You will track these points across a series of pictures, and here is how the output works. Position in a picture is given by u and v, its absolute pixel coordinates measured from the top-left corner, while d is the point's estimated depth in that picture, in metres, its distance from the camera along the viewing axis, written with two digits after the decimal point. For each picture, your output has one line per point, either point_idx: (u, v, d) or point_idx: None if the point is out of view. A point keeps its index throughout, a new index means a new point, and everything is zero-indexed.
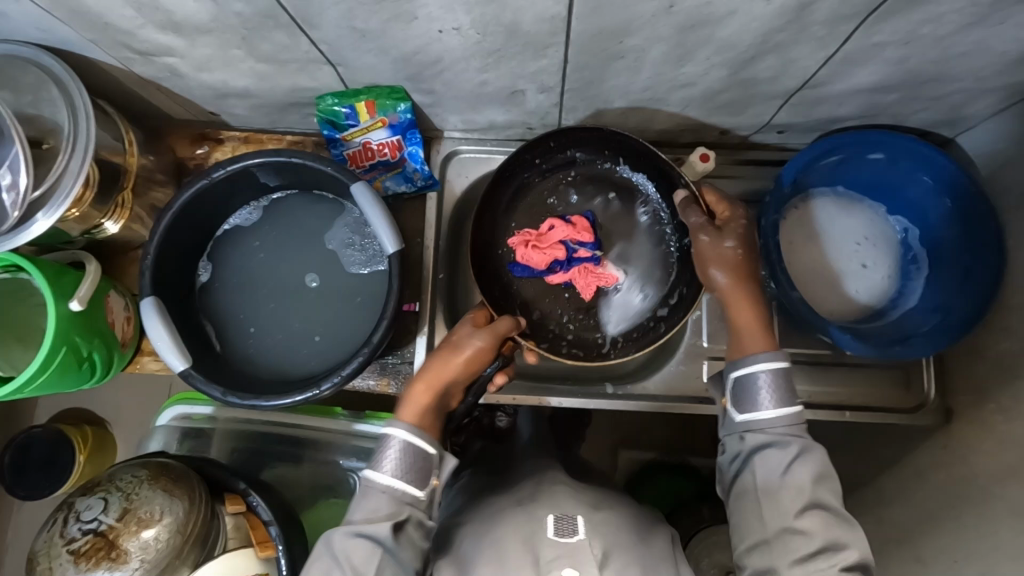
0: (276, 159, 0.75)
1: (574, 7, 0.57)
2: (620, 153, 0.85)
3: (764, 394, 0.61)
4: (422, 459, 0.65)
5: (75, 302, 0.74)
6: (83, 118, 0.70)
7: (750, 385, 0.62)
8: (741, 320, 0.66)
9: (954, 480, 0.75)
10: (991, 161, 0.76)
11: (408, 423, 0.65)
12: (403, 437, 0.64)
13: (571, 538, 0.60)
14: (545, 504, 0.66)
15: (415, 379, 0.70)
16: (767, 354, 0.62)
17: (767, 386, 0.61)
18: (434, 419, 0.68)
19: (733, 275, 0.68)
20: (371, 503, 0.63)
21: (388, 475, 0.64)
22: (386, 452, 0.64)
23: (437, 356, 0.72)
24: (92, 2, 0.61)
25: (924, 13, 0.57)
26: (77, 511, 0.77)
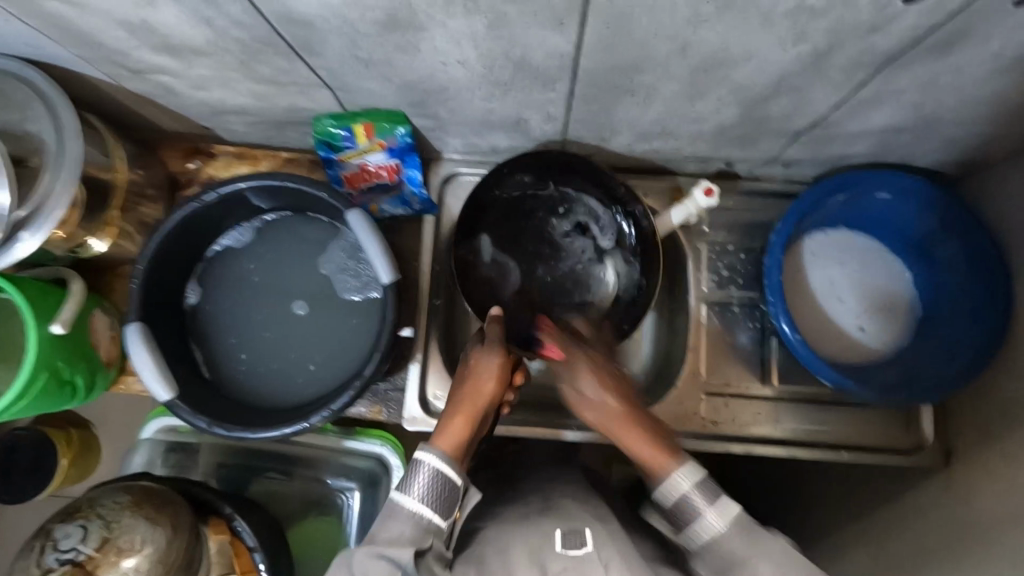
0: (270, 182, 0.73)
1: (586, 46, 0.55)
2: (552, 176, 0.85)
3: (699, 502, 0.56)
4: (446, 485, 0.62)
5: (57, 325, 0.71)
6: (70, 138, 0.68)
7: (682, 504, 0.57)
8: (636, 443, 0.62)
9: (956, 524, 0.73)
10: (998, 205, 0.75)
11: (440, 450, 0.64)
12: (434, 466, 0.63)
13: (578, 551, 0.59)
14: (557, 517, 0.65)
15: (448, 411, 0.70)
16: (680, 468, 0.59)
17: (696, 497, 0.57)
18: (468, 446, 0.68)
19: (613, 393, 0.67)
20: (393, 527, 0.60)
21: (415, 500, 0.61)
22: (415, 476, 0.62)
23: (462, 385, 0.73)
24: (84, 23, 0.58)
25: (944, 64, 0.56)
26: (54, 540, 0.73)
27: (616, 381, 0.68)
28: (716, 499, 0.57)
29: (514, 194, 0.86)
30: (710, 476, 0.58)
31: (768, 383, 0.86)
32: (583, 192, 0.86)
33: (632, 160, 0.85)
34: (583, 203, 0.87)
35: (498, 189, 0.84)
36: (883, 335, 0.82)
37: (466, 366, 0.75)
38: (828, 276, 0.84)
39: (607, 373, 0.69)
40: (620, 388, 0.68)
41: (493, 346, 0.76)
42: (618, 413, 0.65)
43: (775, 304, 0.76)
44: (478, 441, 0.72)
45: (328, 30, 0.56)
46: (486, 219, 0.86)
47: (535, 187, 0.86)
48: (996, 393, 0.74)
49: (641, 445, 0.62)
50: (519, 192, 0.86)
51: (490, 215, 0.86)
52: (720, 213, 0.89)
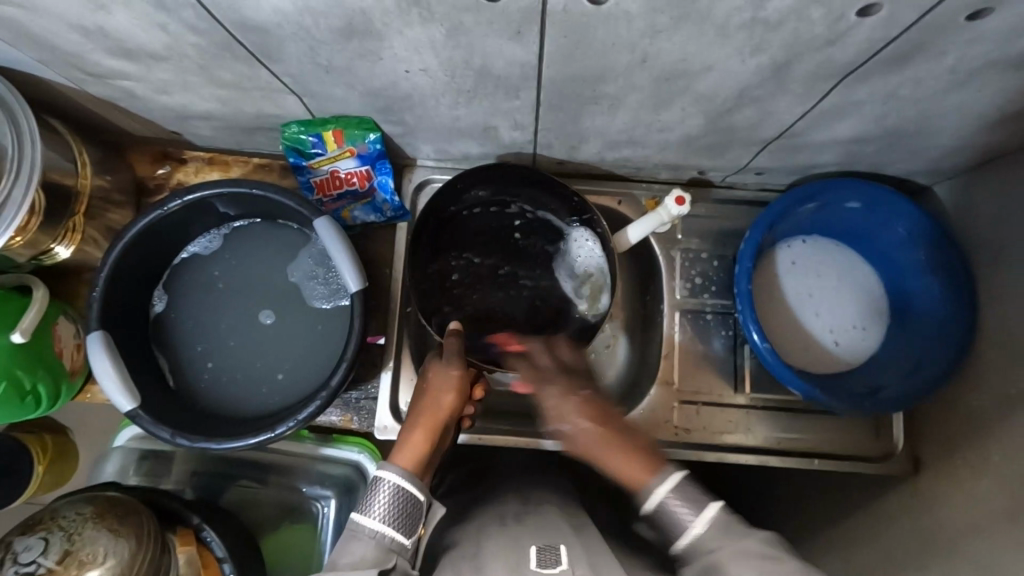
0: (236, 189, 0.72)
1: (546, 55, 0.55)
2: (509, 192, 0.85)
3: (683, 510, 0.55)
4: (407, 502, 0.62)
5: (18, 333, 0.70)
6: (29, 143, 0.66)
7: (669, 513, 0.55)
8: (613, 459, 0.60)
9: (923, 534, 0.73)
10: (965, 215, 0.76)
11: (400, 466, 0.64)
12: (394, 482, 0.63)
13: (554, 569, 0.55)
14: (532, 535, 0.61)
15: (409, 424, 0.70)
16: (659, 476, 0.57)
17: (678, 505, 0.55)
18: (428, 460, 0.68)
19: (589, 416, 0.64)
20: (355, 550, 0.58)
21: (375, 519, 0.60)
22: (374, 496, 0.61)
23: (423, 399, 0.73)
24: (38, 27, 0.57)
25: (902, 76, 0.56)
26: (14, 553, 0.72)
27: (592, 404, 0.65)
28: (698, 501, 0.55)
29: (474, 209, 0.86)
30: (689, 482, 0.57)
31: (741, 392, 0.86)
32: (544, 209, 0.86)
33: (605, 168, 0.85)
34: (545, 219, 0.87)
35: (454, 205, 0.85)
36: (853, 347, 0.82)
37: (426, 380, 0.75)
38: (804, 288, 0.84)
39: (578, 398, 0.66)
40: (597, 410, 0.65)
41: (452, 360, 0.75)
42: (597, 433, 0.63)
43: (745, 313, 0.76)
44: (438, 455, 0.72)
45: (285, 38, 0.55)
46: (447, 234, 0.86)
47: (495, 202, 0.86)
48: (963, 402, 0.74)
49: (619, 460, 0.60)
50: (479, 207, 0.86)
51: (452, 230, 0.86)
52: (693, 220, 0.89)
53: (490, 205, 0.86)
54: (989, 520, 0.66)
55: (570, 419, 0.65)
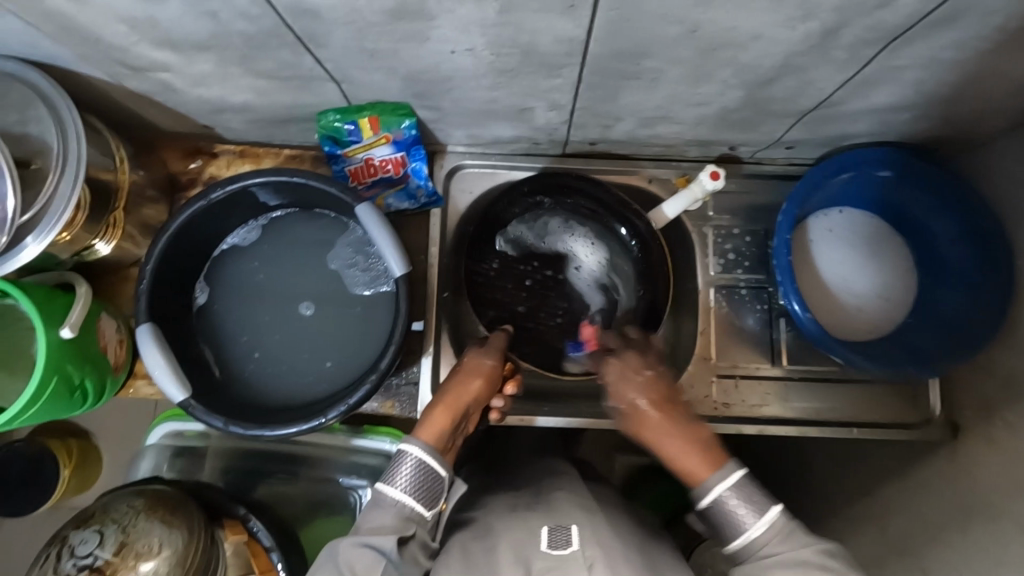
0: (277, 178, 0.73)
1: (593, 30, 0.56)
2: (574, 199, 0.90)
3: (740, 505, 0.57)
4: (429, 476, 0.65)
5: (66, 329, 0.70)
6: (73, 138, 0.67)
7: (722, 510, 0.58)
8: (671, 447, 0.63)
9: (963, 497, 0.75)
10: (997, 181, 0.77)
11: (424, 441, 0.67)
12: (418, 456, 0.65)
13: (564, 550, 0.58)
14: (543, 515, 0.63)
15: (435, 402, 0.72)
16: (720, 473, 0.59)
17: (737, 502, 0.57)
18: (449, 440, 0.70)
19: (650, 400, 0.66)
20: (376, 516, 0.62)
21: (398, 489, 0.63)
22: (398, 467, 0.64)
23: (455, 379, 0.75)
24: (83, 19, 0.57)
25: (946, 39, 0.57)
26: (72, 545, 0.73)
27: (659, 389, 0.68)
28: (760, 505, 0.57)
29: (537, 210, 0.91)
30: (748, 483, 0.58)
31: (777, 364, 0.87)
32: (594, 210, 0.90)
33: (636, 147, 0.85)
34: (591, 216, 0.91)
35: (514, 207, 0.89)
36: (886, 328, 0.84)
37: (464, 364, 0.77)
38: (834, 260, 0.86)
39: (645, 378, 0.69)
40: (662, 397, 0.67)
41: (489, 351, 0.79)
42: (650, 419, 0.65)
43: (784, 284, 0.77)
44: (461, 434, 0.74)
45: (334, 21, 0.55)
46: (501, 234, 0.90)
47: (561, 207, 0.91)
48: (997, 367, 0.75)
49: (679, 452, 0.62)
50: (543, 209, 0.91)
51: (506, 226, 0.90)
52: (723, 197, 0.89)
53: (556, 208, 0.91)
54: None
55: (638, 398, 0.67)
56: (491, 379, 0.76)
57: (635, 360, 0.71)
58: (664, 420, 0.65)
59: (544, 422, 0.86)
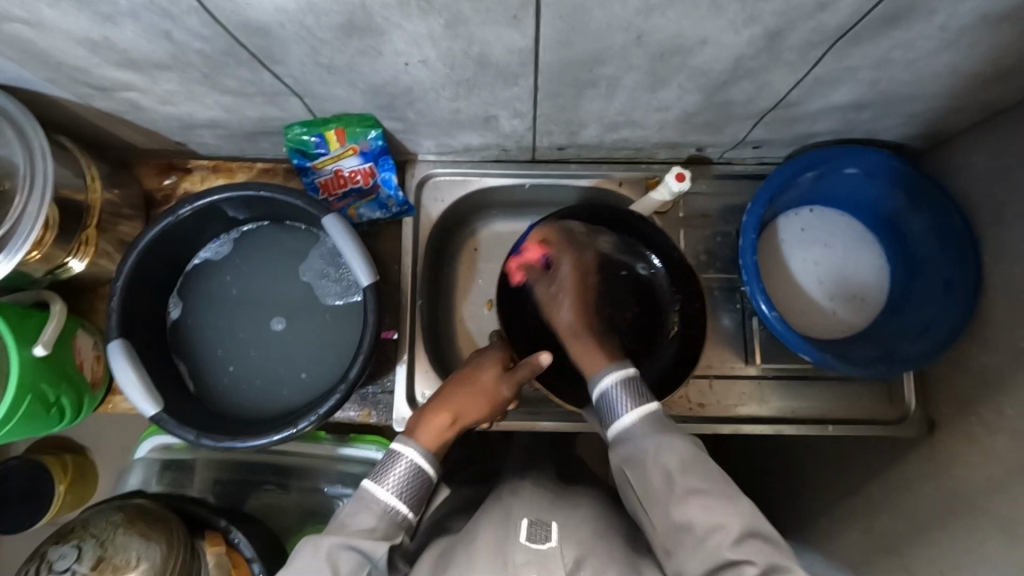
0: (244, 193, 0.74)
1: (543, 40, 0.56)
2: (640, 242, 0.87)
3: (627, 404, 0.66)
4: (419, 479, 0.66)
5: (39, 347, 0.71)
6: (40, 159, 0.68)
7: (608, 402, 0.68)
8: (592, 363, 0.74)
9: (941, 492, 0.74)
10: (963, 176, 0.76)
11: (419, 443, 0.68)
12: (413, 458, 0.67)
13: (542, 545, 0.58)
14: (523, 507, 0.64)
15: (435, 404, 0.73)
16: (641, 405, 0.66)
17: (620, 391, 0.67)
18: (446, 445, 0.71)
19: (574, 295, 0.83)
20: (365, 519, 0.62)
21: (388, 492, 0.64)
22: (391, 467, 0.66)
23: (462, 387, 0.75)
24: (42, 43, 0.58)
25: (893, 39, 0.57)
26: (49, 561, 0.74)
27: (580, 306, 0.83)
28: (641, 399, 0.66)
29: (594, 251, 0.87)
30: (636, 379, 0.68)
31: (752, 363, 0.87)
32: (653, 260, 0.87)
33: (605, 151, 0.86)
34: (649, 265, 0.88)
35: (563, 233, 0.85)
36: (861, 324, 0.84)
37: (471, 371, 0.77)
38: (806, 259, 0.86)
39: (578, 300, 0.83)
40: (586, 318, 0.82)
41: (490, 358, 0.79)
42: (576, 321, 0.81)
43: (751, 284, 0.77)
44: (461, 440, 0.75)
45: (286, 39, 0.56)
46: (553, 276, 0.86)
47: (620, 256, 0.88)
48: (970, 361, 0.75)
49: (590, 359, 0.75)
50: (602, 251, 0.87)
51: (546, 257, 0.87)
52: (693, 199, 0.90)
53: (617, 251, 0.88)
54: (1008, 472, 0.66)
55: (565, 307, 0.82)
56: (496, 397, 0.76)
57: (587, 260, 0.85)
58: (580, 326, 0.81)
59: (544, 427, 0.87)
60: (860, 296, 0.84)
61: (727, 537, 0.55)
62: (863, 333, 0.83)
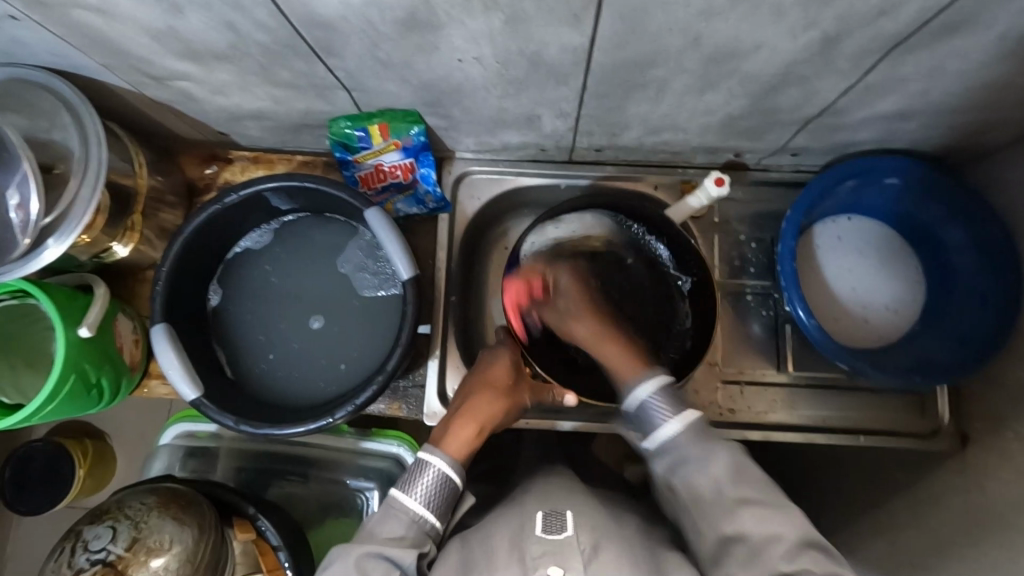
0: (289, 183, 0.75)
1: (599, 41, 0.57)
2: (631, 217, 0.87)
3: (661, 407, 0.65)
4: (449, 489, 0.65)
5: (84, 328, 0.72)
6: (95, 145, 0.69)
7: (643, 408, 0.66)
8: (608, 351, 0.77)
9: (973, 510, 0.73)
10: (1005, 189, 0.76)
11: (449, 455, 0.67)
12: (441, 469, 0.65)
13: (558, 534, 0.57)
14: (535, 504, 0.64)
15: (460, 413, 0.73)
16: (653, 379, 0.67)
17: (659, 402, 0.66)
18: (472, 454, 0.71)
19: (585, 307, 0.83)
20: (394, 527, 0.61)
21: (416, 501, 0.63)
22: (419, 477, 0.65)
23: (482, 392, 0.75)
24: (108, 30, 0.60)
25: (949, 49, 0.57)
26: (85, 541, 0.75)
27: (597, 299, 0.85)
28: (678, 409, 0.65)
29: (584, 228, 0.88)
30: (671, 388, 0.67)
31: (784, 371, 0.87)
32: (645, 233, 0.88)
33: (643, 154, 0.86)
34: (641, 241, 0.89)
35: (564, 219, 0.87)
36: (894, 335, 0.83)
37: (488, 379, 0.77)
38: (841, 269, 0.86)
39: (586, 295, 0.84)
40: (602, 317, 0.82)
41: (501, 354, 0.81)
42: (595, 332, 0.80)
43: (789, 290, 0.77)
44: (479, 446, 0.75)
45: (347, 32, 0.57)
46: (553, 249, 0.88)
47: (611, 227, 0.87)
48: (1007, 374, 0.75)
49: (621, 362, 0.75)
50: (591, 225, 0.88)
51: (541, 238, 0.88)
52: (729, 204, 0.90)
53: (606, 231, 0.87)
54: None
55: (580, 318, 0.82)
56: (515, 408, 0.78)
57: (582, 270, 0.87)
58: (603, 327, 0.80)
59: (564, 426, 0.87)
60: (896, 307, 0.84)
61: (782, 549, 0.55)
62: (898, 345, 0.83)
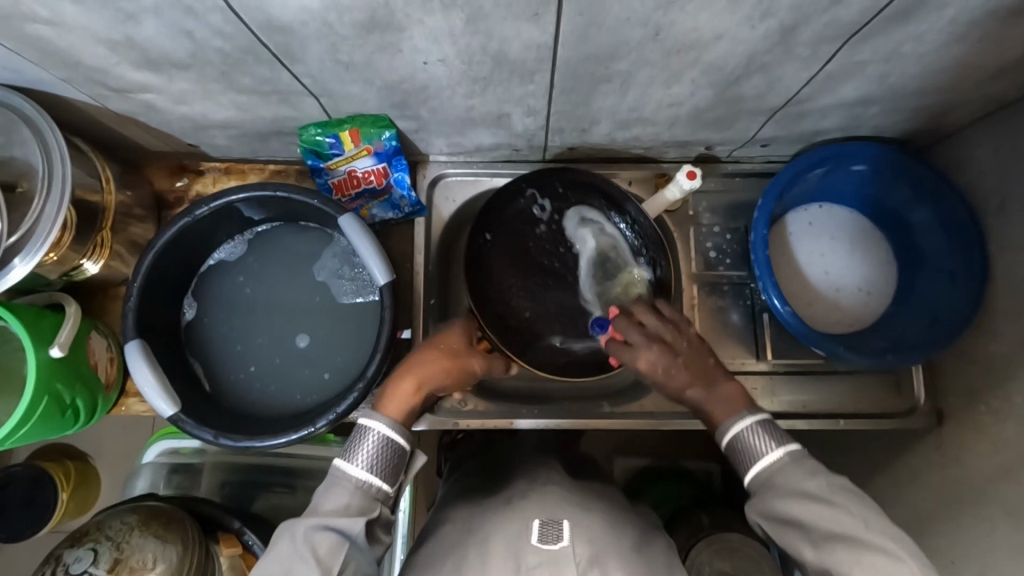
0: (260, 193, 0.74)
1: (561, 36, 0.57)
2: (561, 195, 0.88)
3: (762, 438, 0.60)
4: (392, 449, 0.63)
5: (55, 348, 0.71)
6: (59, 160, 0.68)
7: (745, 443, 0.60)
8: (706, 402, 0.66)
9: (950, 484, 0.75)
10: (968, 171, 0.78)
11: (389, 417, 0.64)
12: (381, 432, 0.63)
13: (554, 545, 0.58)
14: (533, 508, 0.64)
15: (399, 376, 0.69)
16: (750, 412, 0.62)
17: (759, 438, 0.60)
18: (413, 415, 0.67)
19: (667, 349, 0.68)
20: (338, 497, 0.59)
21: (361, 468, 0.61)
22: (360, 444, 0.62)
23: (428, 351, 0.72)
24: (65, 43, 0.59)
25: (902, 33, 0.58)
26: (65, 565, 0.74)
27: (691, 369, 0.68)
28: (779, 438, 0.60)
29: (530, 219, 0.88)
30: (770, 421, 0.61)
31: (764, 358, 0.88)
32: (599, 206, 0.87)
33: (616, 150, 0.87)
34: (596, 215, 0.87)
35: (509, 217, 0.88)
36: (865, 319, 0.85)
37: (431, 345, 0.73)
38: (814, 257, 0.87)
39: (678, 367, 0.68)
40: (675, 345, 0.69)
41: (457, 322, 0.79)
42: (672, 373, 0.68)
43: (763, 278, 0.78)
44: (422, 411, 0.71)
45: (309, 35, 0.57)
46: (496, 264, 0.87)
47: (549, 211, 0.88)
48: (977, 353, 0.76)
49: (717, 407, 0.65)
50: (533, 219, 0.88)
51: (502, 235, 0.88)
52: (703, 197, 0.91)
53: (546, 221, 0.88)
54: (1017, 459, 0.67)
55: (655, 361, 0.68)
56: (467, 368, 0.74)
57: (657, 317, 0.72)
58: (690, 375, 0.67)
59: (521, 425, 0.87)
60: (870, 293, 0.85)
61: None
62: (871, 330, 0.84)
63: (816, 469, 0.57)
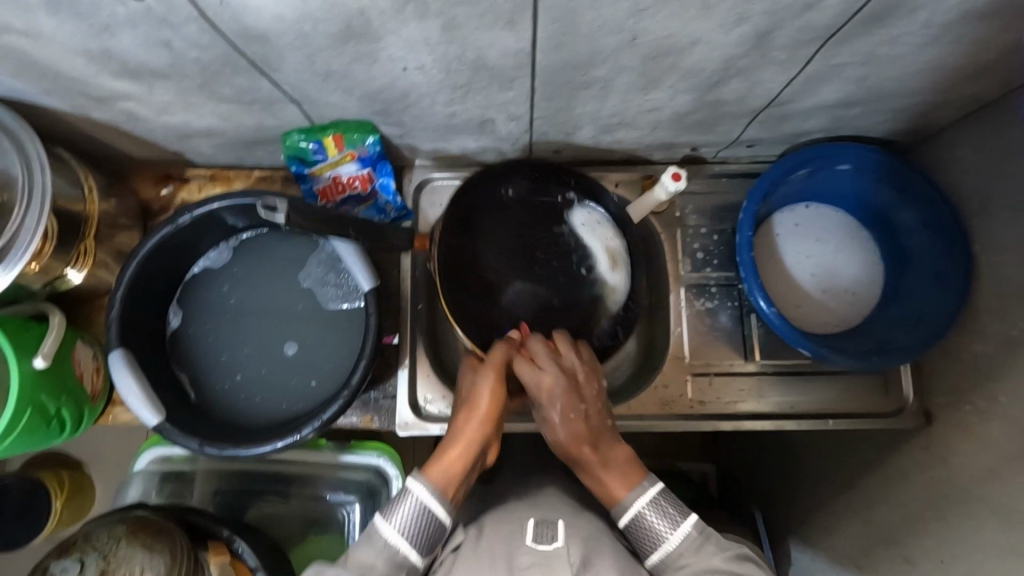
0: (243, 201, 0.74)
1: (537, 43, 0.57)
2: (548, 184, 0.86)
3: (656, 518, 0.62)
4: (430, 524, 0.61)
5: (40, 358, 0.71)
6: (38, 171, 0.68)
7: (640, 524, 0.63)
8: (595, 467, 0.66)
9: (937, 484, 0.75)
10: (952, 170, 0.78)
11: (434, 482, 0.63)
12: (422, 498, 0.62)
13: (549, 545, 0.58)
14: (529, 510, 0.65)
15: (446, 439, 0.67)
16: (640, 489, 0.64)
17: (653, 517, 0.62)
18: (463, 481, 0.65)
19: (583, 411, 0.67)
20: (366, 553, 0.59)
21: (393, 530, 0.60)
22: (397, 505, 0.61)
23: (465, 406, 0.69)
24: (41, 55, 0.59)
25: (879, 36, 0.58)
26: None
27: (590, 422, 0.67)
28: (678, 512, 0.63)
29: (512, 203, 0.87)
30: (665, 496, 0.64)
31: (751, 360, 0.88)
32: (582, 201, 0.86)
33: (601, 153, 0.87)
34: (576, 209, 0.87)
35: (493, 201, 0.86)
36: (852, 319, 0.85)
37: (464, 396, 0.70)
38: (801, 257, 0.87)
39: (577, 416, 0.67)
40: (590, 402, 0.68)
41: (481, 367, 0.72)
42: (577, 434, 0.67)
43: (748, 281, 0.78)
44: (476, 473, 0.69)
45: (284, 45, 0.57)
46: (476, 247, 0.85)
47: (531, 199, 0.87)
48: (962, 354, 0.76)
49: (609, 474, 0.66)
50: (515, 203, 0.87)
51: (483, 218, 0.86)
52: (689, 198, 0.91)
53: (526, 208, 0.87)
54: (1002, 461, 0.67)
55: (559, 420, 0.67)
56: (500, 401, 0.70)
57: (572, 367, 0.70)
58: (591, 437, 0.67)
59: None
60: (857, 292, 0.85)
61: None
62: (858, 330, 0.84)
63: (717, 545, 0.61)
